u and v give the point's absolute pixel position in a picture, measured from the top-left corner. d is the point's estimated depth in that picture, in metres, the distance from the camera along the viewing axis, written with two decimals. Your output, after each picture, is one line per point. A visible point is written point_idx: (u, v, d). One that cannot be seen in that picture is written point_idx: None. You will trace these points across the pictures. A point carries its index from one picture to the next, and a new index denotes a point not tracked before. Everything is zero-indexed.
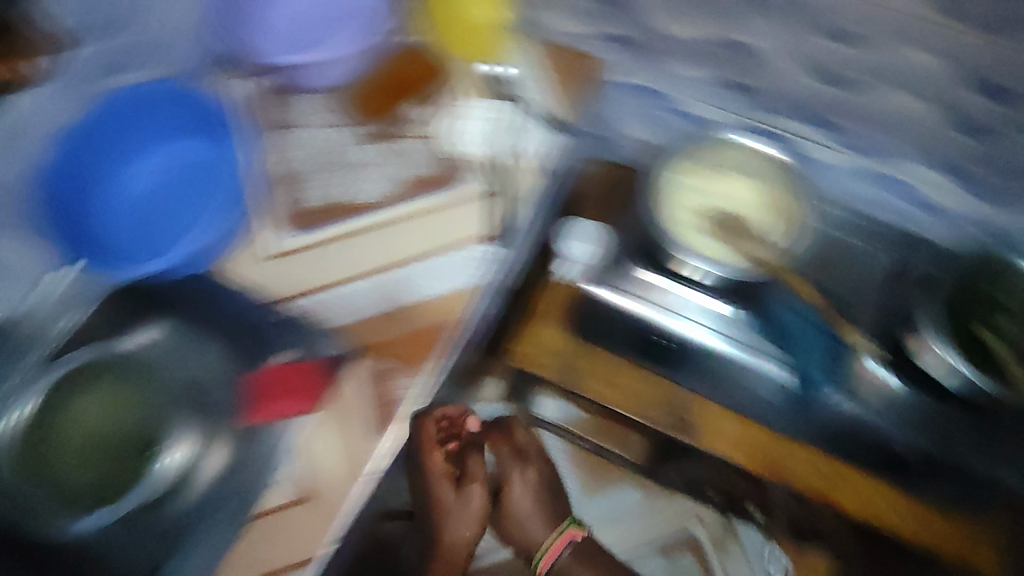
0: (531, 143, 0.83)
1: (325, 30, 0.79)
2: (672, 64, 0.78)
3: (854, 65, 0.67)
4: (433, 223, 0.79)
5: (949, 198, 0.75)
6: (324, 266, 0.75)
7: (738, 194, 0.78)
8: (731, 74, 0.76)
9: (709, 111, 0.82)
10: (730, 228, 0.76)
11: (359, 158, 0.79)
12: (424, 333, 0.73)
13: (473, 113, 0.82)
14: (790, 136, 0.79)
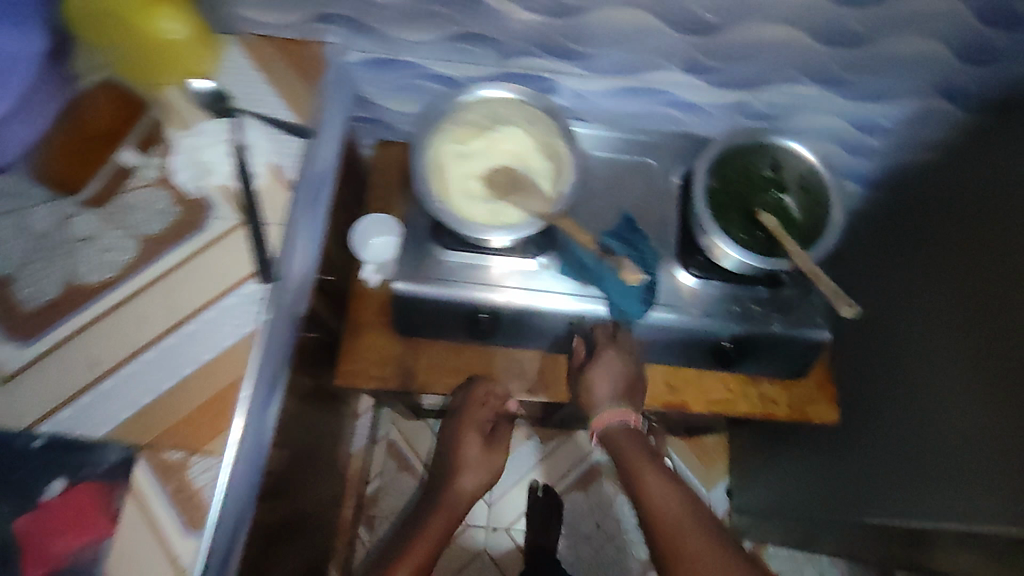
0: (269, 153, 0.70)
1: None
2: (397, 32, 0.71)
3: None
4: (184, 277, 0.67)
5: (699, 94, 0.77)
6: (72, 369, 0.63)
7: (508, 146, 0.75)
8: (464, 28, 0.70)
9: (459, 68, 0.77)
10: (505, 188, 0.72)
11: (81, 232, 0.67)
12: (213, 404, 0.63)
13: (195, 143, 0.70)
14: (542, 72, 0.76)
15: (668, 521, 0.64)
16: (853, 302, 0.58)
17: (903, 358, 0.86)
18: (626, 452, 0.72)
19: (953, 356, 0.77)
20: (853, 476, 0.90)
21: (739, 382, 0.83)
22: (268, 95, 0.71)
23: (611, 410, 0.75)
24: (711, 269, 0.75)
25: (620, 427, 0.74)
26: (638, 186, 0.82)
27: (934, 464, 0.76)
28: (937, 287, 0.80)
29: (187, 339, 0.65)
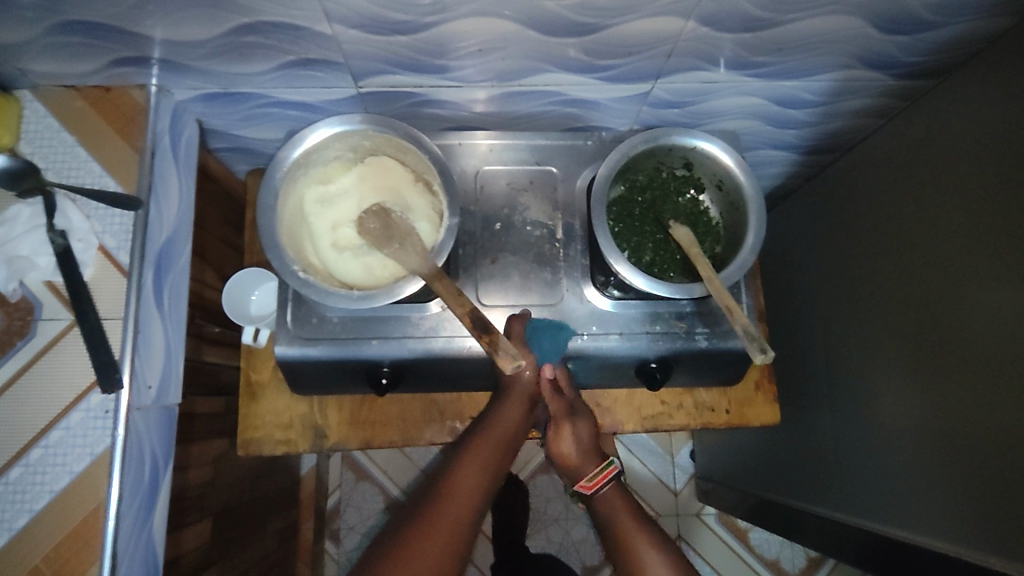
0: (94, 235, 0.60)
1: None
2: (221, 67, 0.62)
3: (413, 12, 0.53)
4: (19, 396, 0.57)
5: (588, 90, 0.68)
6: None
7: (380, 182, 0.66)
8: (298, 55, 0.60)
9: (312, 93, 0.67)
10: (377, 238, 0.62)
11: None
12: (74, 540, 0.55)
13: (7, 234, 0.59)
14: (406, 88, 0.66)
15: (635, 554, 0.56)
16: (766, 349, 0.57)
17: (843, 338, 0.81)
18: (615, 516, 0.60)
19: (892, 350, 0.72)
20: (812, 469, 0.87)
21: (673, 394, 0.78)
22: (90, 161, 0.62)
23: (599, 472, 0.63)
24: (626, 289, 0.67)
25: (610, 487, 0.62)
26: (541, 199, 0.73)
27: (903, 437, 0.70)
28: (880, 254, 0.74)
29: (34, 470, 0.56)
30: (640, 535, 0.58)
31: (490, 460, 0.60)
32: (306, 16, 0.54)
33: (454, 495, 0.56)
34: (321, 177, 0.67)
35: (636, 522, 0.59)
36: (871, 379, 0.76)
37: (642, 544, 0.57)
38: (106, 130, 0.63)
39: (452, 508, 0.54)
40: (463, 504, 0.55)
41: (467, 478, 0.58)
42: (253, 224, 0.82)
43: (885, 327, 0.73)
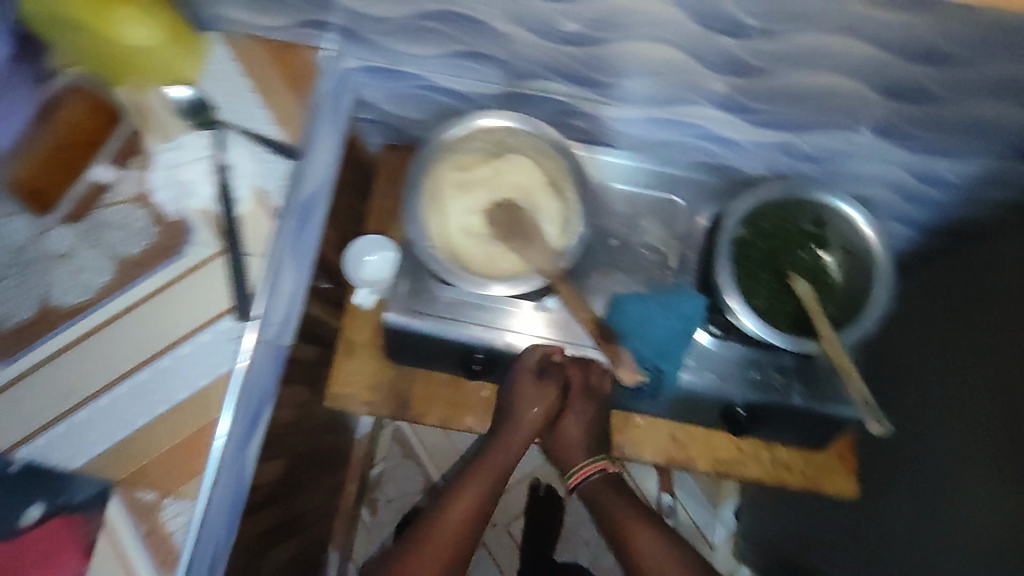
0: (253, 175, 0.65)
1: None
2: (394, 45, 0.65)
3: (593, 27, 0.56)
4: (158, 308, 0.62)
5: (732, 130, 0.69)
6: (46, 399, 0.60)
7: (514, 181, 0.69)
8: (467, 48, 0.63)
9: (467, 84, 0.70)
10: (505, 231, 0.66)
11: (55, 249, 0.63)
12: (178, 449, 0.59)
13: (179, 159, 0.65)
14: (557, 96, 0.68)
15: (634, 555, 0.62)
16: (883, 421, 0.60)
17: (926, 400, 0.76)
18: (605, 504, 0.66)
19: (983, 463, 0.66)
20: (841, 523, 0.84)
21: (752, 443, 0.77)
22: (259, 109, 0.67)
23: (587, 461, 0.66)
24: (732, 330, 0.67)
25: (598, 477, 0.66)
26: (660, 225, 0.74)
27: (971, 526, 0.66)
28: (998, 325, 0.68)
29: (160, 378, 0.60)
30: (646, 544, 0.62)
31: (478, 499, 0.63)
32: (485, 14, 0.57)
33: (431, 540, 0.61)
34: (459, 163, 0.69)
35: (631, 511, 0.64)
36: (953, 484, 0.69)
37: (634, 531, 0.63)
38: (277, 82, 0.68)
39: (427, 559, 0.60)
40: (435, 555, 0.60)
41: (447, 523, 0.62)
42: (379, 194, 0.86)
43: (988, 406, 0.67)
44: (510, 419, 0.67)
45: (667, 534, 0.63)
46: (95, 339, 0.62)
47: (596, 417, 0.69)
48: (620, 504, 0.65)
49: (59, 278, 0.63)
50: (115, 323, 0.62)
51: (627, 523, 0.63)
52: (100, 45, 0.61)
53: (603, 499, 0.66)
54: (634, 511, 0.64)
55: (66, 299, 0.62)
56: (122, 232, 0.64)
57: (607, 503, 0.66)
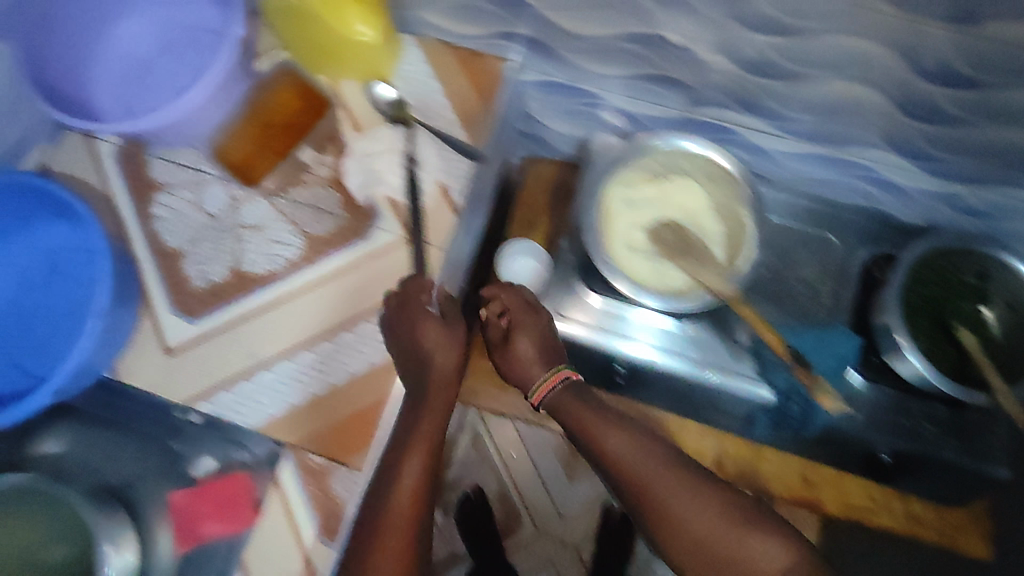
0: (439, 171, 0.69)
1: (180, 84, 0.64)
2: (583, 62, 0.68)
3: (797, 64, 0.58)
4: (340, 286, 0.66)
5: (903, 175, 0.69)
6: (232, 357, 0.65)
7: (682, 202, 0.71)
8: (659, 72, 0.65)
9: (641, 106, 0.73)
10: (672, 248, 0.68)
11: (250, 220, 0.68)
12: (349, 421, 0.63)
13: (371, 148, 0.69)
14: (731, 125, 0.70)
15: (633, 472, 0.60)
16: None
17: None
18: (571, 413, 0.64)
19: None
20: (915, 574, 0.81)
21: (883, 493, 0.79)
22: (447, 110, 0.70)
23: (545, 377, 0.65)
24: (884, 375, 0.69)
25: (566, 393, 0.64)
26: (814, 262, 0.75)
27: None
28: None
29: (338, 351, 0.64)
30: (625, 453, 0.61)
31: (437, 431, 0.61)
32: (691, 41, 0.59)
33: (396, 492, 0.57)
34: (626, 178, 0.71)
35: (595, 411, 0.63)
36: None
37: (603, 432, 0.62)
38: (463, 83, 0.71)
39: (405, 495, 0.58)
40: (410, 490, 0.58)
41: (410, 467, 0.59)
42: (525, 202, 0.87)
43: None
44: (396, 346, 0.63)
45: (636, 435, 0.62)
46: (281, 307, 0.66)
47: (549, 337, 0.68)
48: (589, 412, 0.63)
49: (253, 246, 0.67)
50: (300, 295, 0.66)
51: (598, 437, 0.62)
52: (320, 36, 0.63)
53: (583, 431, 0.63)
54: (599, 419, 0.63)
55: (258, 267, 0.67)
56: (312, 211, 0.68)
57: (575, 419, 0.64)
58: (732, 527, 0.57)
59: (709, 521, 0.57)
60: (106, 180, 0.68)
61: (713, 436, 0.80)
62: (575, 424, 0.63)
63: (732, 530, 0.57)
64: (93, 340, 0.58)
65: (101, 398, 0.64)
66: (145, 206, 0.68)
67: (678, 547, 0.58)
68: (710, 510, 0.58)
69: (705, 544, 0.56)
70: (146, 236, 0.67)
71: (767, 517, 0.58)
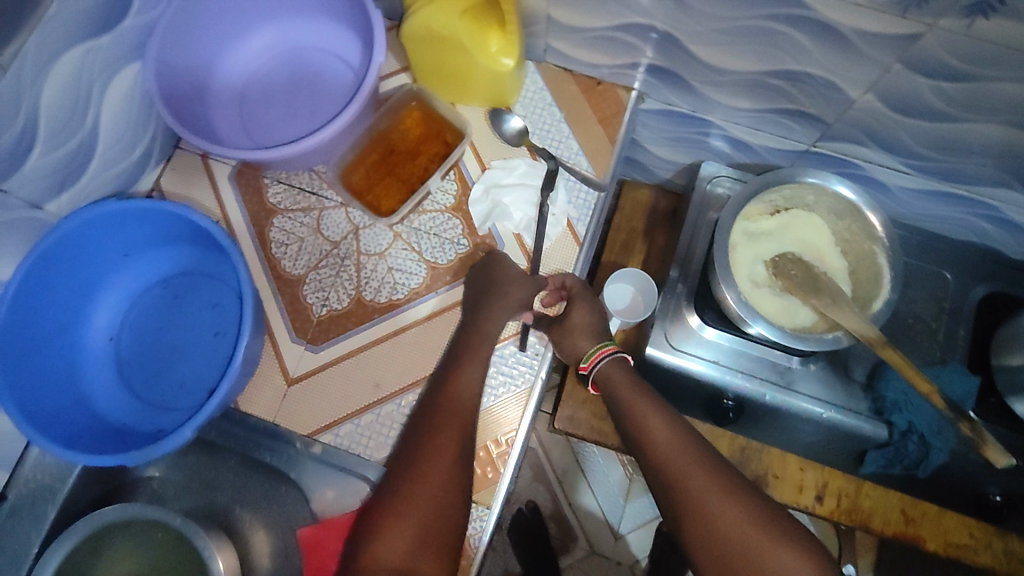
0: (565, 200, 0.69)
1: (302, 110, 0.69)
2: (715, 94, 0.69)
3: (953, 105, 0.58)
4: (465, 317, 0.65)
5: None
6: (355, 389, 0.63)
7: (803, 237, 0.71)
8: (798, 107, 0.66)
9: (762, 137, 0.74)
10: (803, 286, 0.66)
11: (371, 247, 0.67)
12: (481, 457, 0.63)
13: (503, 177, 0.68)
14: (854, 160, 0.71)
15: (661, 456, 0.56)
16: None
17: None
18: (617, 389, 0.62)
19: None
20: None
21: (985, 531, 0.74)
22: (572, 139, 0.72)
23: (598, 347, 0.64)
24: (1004, 417, 0.68)
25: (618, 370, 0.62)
26: (929, 297, 0.74)
27: None
28: None
29: None
30: (671, 442, 0.56)
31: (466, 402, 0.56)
32: (842, 78, 0.59)
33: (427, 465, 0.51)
34: (748, 212, 0.71)
35: (634, 389, 0.61)
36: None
37: (643, 411, 0.59)
38: (589, 113, 0.73)
39: (440, 457, 0.52)
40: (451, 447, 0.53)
41: (447, 430, 0.54)
42: (618, 225, 0.88)
43: None
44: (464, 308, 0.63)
45: (682, 424, 0.58)
46: (404, 336, 0.65)
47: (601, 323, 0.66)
48: (630, 388, 0.61)
49: (374, 274, 0.67)
50: (424, 324, 0.65)
51: (641, 416, 0.58)
52: (463, 63, 0.64)
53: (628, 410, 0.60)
54: (645, 401, 0.59)
55: (379, 295, 0.66)
56: (436, 239, 0.68)
57: (615, 397, 0.61)
58: (769, 539, 0.49)
59: (731, 520, 0.51)
60: (225, 206, 0.68)
61: (813, 470, 0.76)
62: (611, 399, 0.62)
63: (773, 541, 0.49)
64: (234, 376, 0.56)
65: (222, 427, 0.63)
66: (264, 229, 0.68)
67: (714, 546, 0.50)
68: (751, 517, 0.51)
69: (731, 547, 0.50)
70: (264, 260, 0.67)
71: (806, 537, 0.50)
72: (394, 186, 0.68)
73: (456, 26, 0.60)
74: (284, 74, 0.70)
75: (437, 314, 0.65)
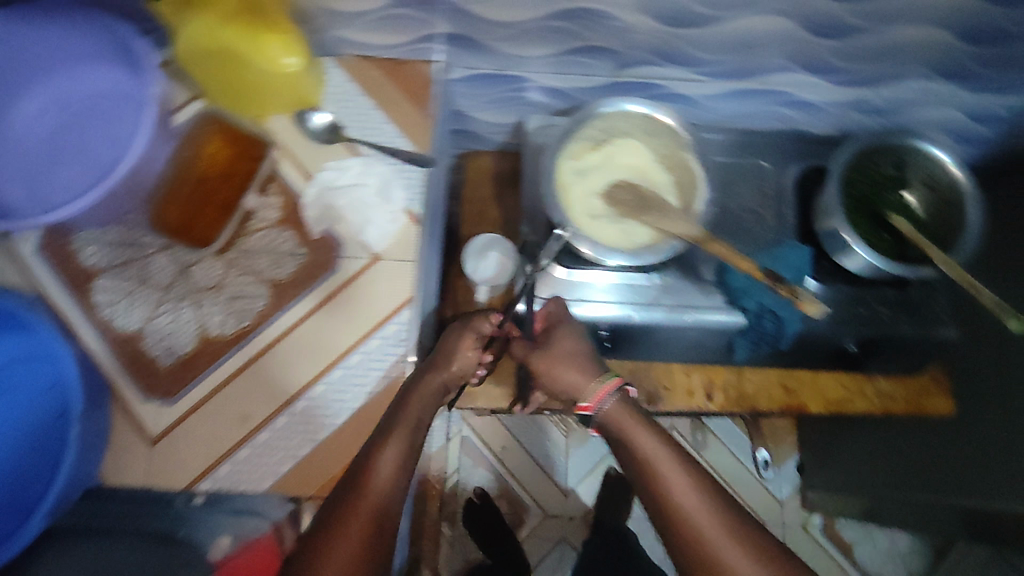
0: (392, 183, 0.68)
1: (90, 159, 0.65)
2: (509, 49, 0.70)
3: (713, 8, 0.61)
4: (322, 321, 0.64)
5: (815, 92, 0.75)
6: (223, 426, 0.61)
7: (627, 162, 0.74)
8: (586, 42, 0.68)
9: (568, 80, 0.76)
10: (633, 208, 0.70)
11: (205, 282, 0.65)
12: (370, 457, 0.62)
13: (336, 179, 0.67)
14: (654, 79, 0.74)
15: (652, 474, 0.57)
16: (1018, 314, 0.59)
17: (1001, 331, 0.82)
18: (617, 418, 0.62)
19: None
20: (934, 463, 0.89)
21: (855, 380, 0.83)
22: (385, 123, 0.69)
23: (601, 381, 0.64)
24: (839, 274, 0.74)
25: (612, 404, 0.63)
26: (754, 189, 0.79)
27: None
28: None
29: (336, 388, 0.62)
30: (678, 485, 0.56)
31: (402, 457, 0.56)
32: (613, 6, 0.61)
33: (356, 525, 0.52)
34: (571, 152, 0.73)
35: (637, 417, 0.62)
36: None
37: (638, 433, 0.60)
38: (397, 95, 0.70)
39: (362, 517, 0.52)
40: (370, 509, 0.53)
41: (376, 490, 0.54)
42: (469, 199, 0.89)
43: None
44: (368, 355, 0.64)
45: (669, 439, 0.60)
46: (262, 360, 0.63)
47: (583, 348, 0.67)
48: (631, 416, 0.62)
49: (214, 309, 0.64)
50: (280, 343, 0.63)
51: (646, 450, 0.59)
52: (239, 74, 0.61)
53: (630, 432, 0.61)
54: (657, 439, 0.59)
55: (226, 328, 0.63)
56: (269, 257, 0.65)
57: (615, 424, 0.62)
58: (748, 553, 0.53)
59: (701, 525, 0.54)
60: (31, 278, 0.63)
61: (698, 371, 0.82)
62: (615, 429, 0.62)
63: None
64: (76, 450, 0.55)
65: (90, 509, 0.59)
66: (84, 294, 0.64)
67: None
68: (747, 555, 0.53)
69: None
70: (93, 325, 0.63)
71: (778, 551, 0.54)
72: (213, 213, 0.65)
73: (223, 35, 0.58)
74: (64, 131, 0.65)
75: (289, 330, 0.64)
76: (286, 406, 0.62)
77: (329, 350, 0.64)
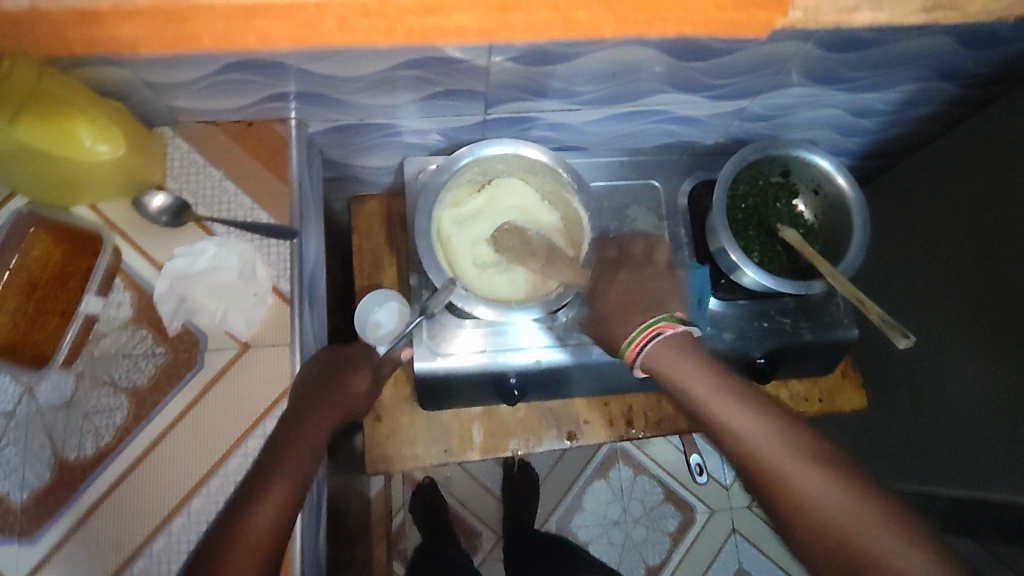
0: (256, 262, 0.63)
1: None
2: (366, 100, 0.65)
3: (569, 44, 0.57)
4: (192, 426, 0.59)
5: (695, 108, 0.73)
6: (93, 560, 0.55)
7: (509, 204, 0.70)
8: (445, 87, 0.64)
9: (440, 122, 0.71)
10: (520, 254, 0.67)
11: (54, 400, 0.58)
12: None
13: (188, 266, 0.61)
14: (528, 113, 0.71)
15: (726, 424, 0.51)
16: (907, 333, 0.58)
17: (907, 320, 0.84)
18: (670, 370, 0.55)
19: (965, 353, 0.74)
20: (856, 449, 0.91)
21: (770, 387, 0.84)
22: (240, 195, 0.65)
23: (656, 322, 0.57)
24: (739, 291, 0.73)
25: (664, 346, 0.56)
26: (647, 211, 0.77)
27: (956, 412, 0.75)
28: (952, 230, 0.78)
29: (216, 499, 0.57)
30: (751, 424, 0.50)
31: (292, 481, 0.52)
32: (461, 53, 0.57)
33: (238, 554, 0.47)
34: (450, 200, 0.69)
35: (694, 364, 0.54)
36: (936, 363, 0.78)
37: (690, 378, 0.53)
38: (253, 165, 0.66)
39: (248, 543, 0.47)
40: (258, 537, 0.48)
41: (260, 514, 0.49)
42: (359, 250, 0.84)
43: None
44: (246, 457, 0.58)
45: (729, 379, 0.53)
46: (129, 481, 0.57)
47: (643, 297, 0.61)
48: (683, 362, 0.54)
49: (68, 430, 0.57)
50: (147, 457, 0.57)
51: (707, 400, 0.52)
52: (56, 167, 0.54)
53: (685, 378, 0.54)
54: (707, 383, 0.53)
55: (85, 450, 0.57)
56: (125, 362, 0.59)
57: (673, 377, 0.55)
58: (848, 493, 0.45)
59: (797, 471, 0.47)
60: None
61: (616, 401, 0.82)
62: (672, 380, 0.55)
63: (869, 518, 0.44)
64: None
65: None
66: None
67: (809, 540, 0.45)
68: (836, 479, 0.46)
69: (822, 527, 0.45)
70: None
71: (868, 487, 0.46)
72: (51, 323, 0.58)
73: (17, 135, 0.51)
74: None
75: (156, 441, 0.58)
76: (162, 526, 0.56)
77: (203, 457, 0.58)
